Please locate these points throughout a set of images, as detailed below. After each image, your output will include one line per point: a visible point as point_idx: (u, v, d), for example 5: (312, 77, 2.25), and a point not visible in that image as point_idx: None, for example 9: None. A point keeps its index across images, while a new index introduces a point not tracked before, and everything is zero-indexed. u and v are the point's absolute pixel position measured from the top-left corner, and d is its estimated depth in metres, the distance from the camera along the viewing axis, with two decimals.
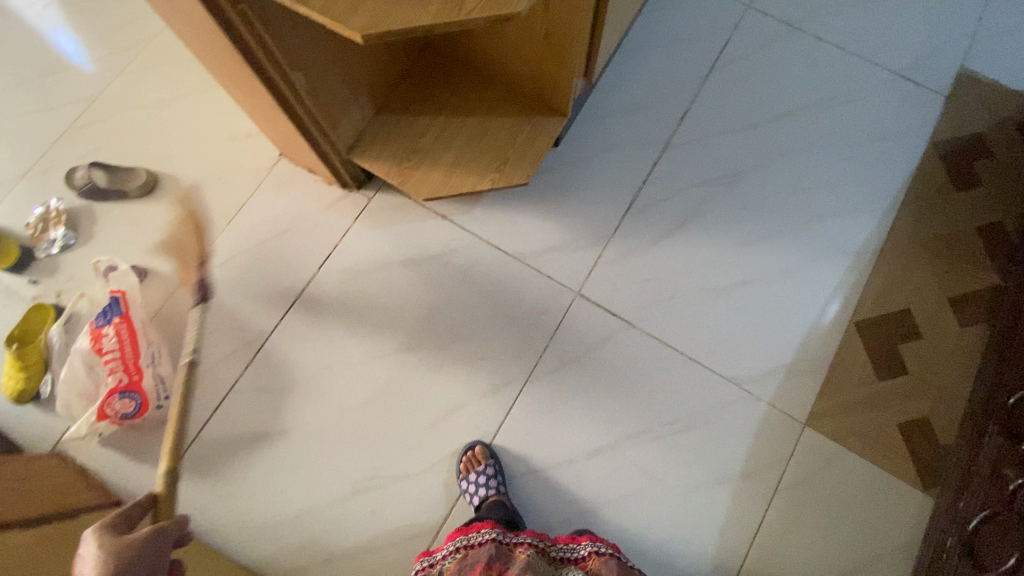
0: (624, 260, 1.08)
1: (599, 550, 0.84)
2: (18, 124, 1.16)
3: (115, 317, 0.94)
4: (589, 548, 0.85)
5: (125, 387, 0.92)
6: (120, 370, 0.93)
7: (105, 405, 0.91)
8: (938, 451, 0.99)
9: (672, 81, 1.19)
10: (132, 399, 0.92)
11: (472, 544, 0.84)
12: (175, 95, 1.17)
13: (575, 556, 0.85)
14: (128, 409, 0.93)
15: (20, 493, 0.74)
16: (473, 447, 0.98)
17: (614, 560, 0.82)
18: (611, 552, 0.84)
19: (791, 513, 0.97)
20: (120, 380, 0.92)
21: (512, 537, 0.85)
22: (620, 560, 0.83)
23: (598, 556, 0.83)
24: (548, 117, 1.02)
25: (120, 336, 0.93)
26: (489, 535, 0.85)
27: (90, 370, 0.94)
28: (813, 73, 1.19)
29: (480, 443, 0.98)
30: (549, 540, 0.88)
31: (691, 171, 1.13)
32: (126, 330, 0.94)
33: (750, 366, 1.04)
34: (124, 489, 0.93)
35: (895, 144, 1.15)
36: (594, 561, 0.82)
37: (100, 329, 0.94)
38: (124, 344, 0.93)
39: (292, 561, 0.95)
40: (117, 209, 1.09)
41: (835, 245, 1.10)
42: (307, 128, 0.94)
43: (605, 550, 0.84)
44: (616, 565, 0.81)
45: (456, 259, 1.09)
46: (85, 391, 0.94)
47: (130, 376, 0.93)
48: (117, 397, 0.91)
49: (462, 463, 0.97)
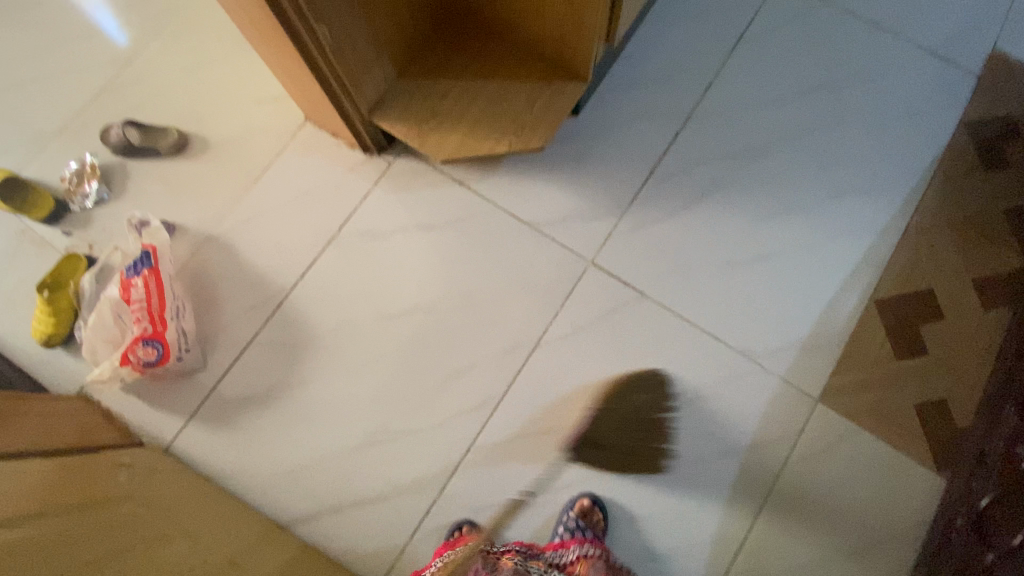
0: (641, 229, 1.04)
1: (586, 553, 0.85)
2: (54, 82, 1.19)
3: (144, 269, 0.97)
4: (579, 551, 0.86)
5: (150, 336, 0.94)
6: (146, 320, 0.95)
7: (129, 351, 0.94)
8: (953, 435, 0.94)
9: (704, 47, 1.12)
10: (155, 347, 0.95)
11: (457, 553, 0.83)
12: (203, 59, 1.17)
13: (564, 561, 0.86)
14: (150, 357, 0.94)
15: (43, 428, 0.78)
16: (460, 526, 0.92)
17: (602, 561, 0.85)
18: (598, 553, 0.86)
19: (799, 493, 0.93)
20: (145, 329, 0.95)
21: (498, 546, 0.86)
22: (607, 561, 0.86)
23: (584, 560, 0.85)
24: (572, 81, 0.97)
25: (148, 288, 0.96)
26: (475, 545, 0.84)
27: (117, 318, 0.98)
28: (847, 44, 1.12)
29: (467, 522, 0.93)
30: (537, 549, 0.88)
31: (718, 141, 1.07)
32: (154, 283, 0.97)
33: (767, 344, 0.99)
34: (145, 428, 0.99)
35: (927, 120, 1.08)
36: (581, 565, 0.84)
37: (129, 280, 0.97)
38: (150, 296, 0.96)
39: (297, 510, 0.95)
40: (147, 166, 1.12)
41: (863, 223, 1.03)
42: (329, 85, 0.90)
43: (595, 551, 0.86)
44: (602, 566, 0.85)
45: (471, 223, 1.06)
46: (112, 338, 0.98)
47: (155, 326, 0.95)
48: (141, 344, 0.94)
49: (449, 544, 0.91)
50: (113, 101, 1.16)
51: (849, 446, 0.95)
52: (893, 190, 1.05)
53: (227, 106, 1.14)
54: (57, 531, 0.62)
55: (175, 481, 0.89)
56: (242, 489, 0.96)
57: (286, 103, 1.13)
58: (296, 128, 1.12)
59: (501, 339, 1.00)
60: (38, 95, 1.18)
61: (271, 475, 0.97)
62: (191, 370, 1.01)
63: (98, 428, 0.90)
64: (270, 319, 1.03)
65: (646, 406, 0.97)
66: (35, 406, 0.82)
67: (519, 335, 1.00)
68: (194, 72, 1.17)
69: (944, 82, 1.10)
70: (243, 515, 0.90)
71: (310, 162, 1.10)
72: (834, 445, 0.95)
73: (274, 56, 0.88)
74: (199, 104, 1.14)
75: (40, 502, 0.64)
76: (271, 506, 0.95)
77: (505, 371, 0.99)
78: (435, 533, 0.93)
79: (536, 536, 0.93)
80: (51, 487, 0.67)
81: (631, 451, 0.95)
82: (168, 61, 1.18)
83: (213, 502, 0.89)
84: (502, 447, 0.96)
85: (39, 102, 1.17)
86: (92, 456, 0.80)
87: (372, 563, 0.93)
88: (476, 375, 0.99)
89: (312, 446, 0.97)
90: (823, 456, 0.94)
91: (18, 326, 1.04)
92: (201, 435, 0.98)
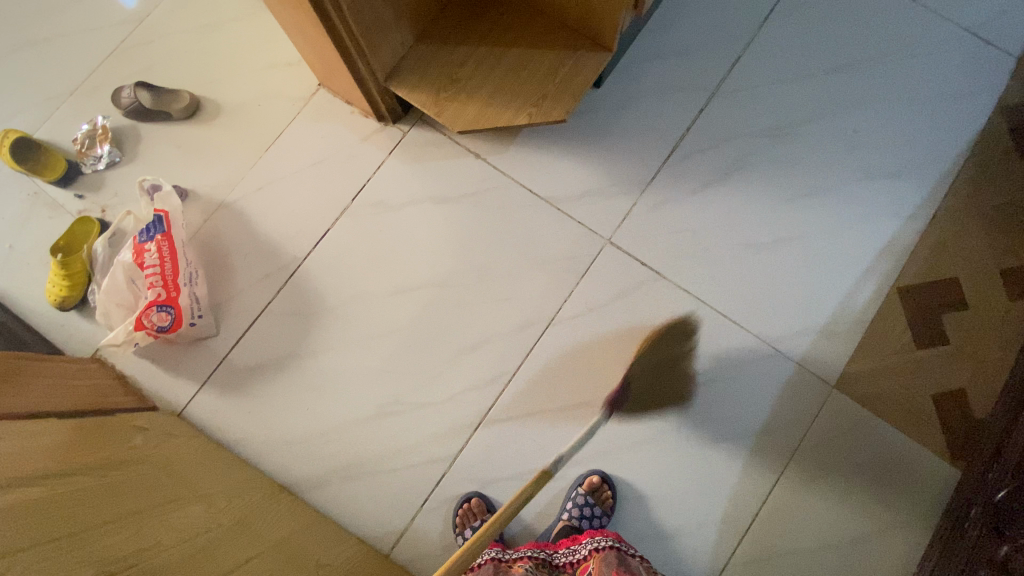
0: (660, 208, 1.01)
1: (599, 546, 0.83)
2: (65, 42, 1.16)
3: (157, 234, 0.96)
4: (591, 545, 0.84)
5: (163, 302, 0.94)
6: (159, 286, 0.94)
7: (142, 316, 0.93)
8: (971, 424, 0.93)
9: (734, 19, 1.08)
10: (168, 313, 0.94)
11: (473, 566, 0.84)
12: (216, 21, 1.14)
13: (579, 556, 0.84)
14: (164, 322, 0.94)
15: (61, 391, 0.79)
16: (470, 499, 0.93)
17: (614, 551, 0.81)
18: (611, 545, 0.82)
19: (809, 477, 0.93)
20: (159, 295, 0.94)
21: (511, 553, 0.86)
22: (621, 552, 0.81)
23: (597, 552, 0.82)
24: (596, 51, 0.93)
25: (162, 253, 0.96)
26: (489, 555, 0.85)
27: (130, 282, 0.97)
28: (883, 21, 1.07)
29: (476, 495, 0.93)
30: (553, 548, 0.88)
31: (744, 119, 1.04)
32: (168, 249, 0.96)
33: (785, 328, 0.97)
34: (159, 393, 1.00)
35: (963, 104, 1.04)
36: (593, 558, 0.81)
37: (142, 245, 0.96)
38: (164, 262, 0.95)
39: (308, 478, 0.96)
40: (158, 130, 1.10)
41: (890, 208, 1.00)
42: (346, 49, 0.87)
43: (607, 542, 0.83)
44: (615, 556, 0.80)
45: (487, 198, 1.04)
46: (126, 303, 0.98)
47: (168, 292, 0.95)
48: (154, 310, 0.94)
49: (458, 517, 0.92)
50: (124, 62, 1.14)
51: (862, 432, 0.94)
52: (924, 174, 1.01)
53: (239, 69, 1.11)
54: (67, 492, 0.61)
55: (189, 445, 0.89)
56: (255, 455, 0.97)
57: (300, 68, 1.10)
58: (310, 94, 1.09)
59: (514, 315, 0.99)
60: (49, 54, 1.16)
61: (283, 442, 0.97)
62: (203, 337, 1.01)
63: (113, 392, 0.91)
64: (283, 288, 1.02)
65: (355, 292, 1.02)
66: (50, 367, 0.82)
67: (530, 311, 0.99)
68: (206, 33, 1.14)
69: (985, 61, 1.05)
70: (256, 481, 0.91)
71: (324, 130, 1.07)
72: (848, 431, 0.94)
73: (289, 17, 0.84)
74: (212, 68, 1.12)
75: (61, 462, 0.65)
76: (283, 473, 0.96)
77: (516, 348, 0.98)
78: (445, 504, 0.94)
79: (545, 511, 0.94)
80: (62, 450, 0.67)
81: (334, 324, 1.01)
82: (179, 21, 1.15)
83: (226, 467, 0.90)
84: (513, 423, 0.96)
85: (48, 62, 1.15)
86: (105, 418, 0.81)
87: (382, 530, 0.94)
88: (489, 351, 0.98)
89: (323, 416, 0.98)
90: (837, 442, 0.94)
91: (32, 288, 1.05)
92: (214, 401, 0.99)
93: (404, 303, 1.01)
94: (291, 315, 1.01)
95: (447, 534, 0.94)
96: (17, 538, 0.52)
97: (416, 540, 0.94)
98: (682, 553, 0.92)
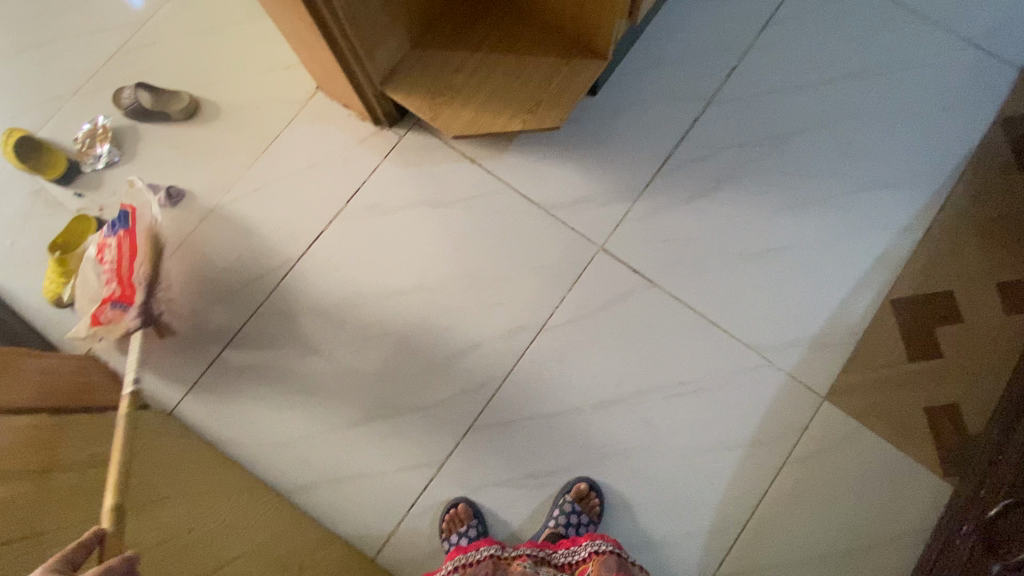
0: (654, 215, 1.01)
1: (599, 550, 0.82)
2: (68, 43, 1.17)
3: (120, 230, 0.95)
4: (591, 548, 0.83)
5: (117, 299, 0.94)
6: (115, 283, 0.94)
7: (98, 311, 0.94)
8: (964, 438, 0.92)
9: (731, 28, 1.08)
10: (121, 310, 0.94)
11: (471, 563, 0.81)
12: (216, 24, 1.15)
13: (578, 558, 0.83)
14: (118, 319, 0.95)
15: (53, 388, 0.80)
16: (457, 504, 0.93)
17: (615, 556, 0.81)
18: (611, 550, 0.82)
19: (798, 488, 0.92)
20: (113, 291, 0.94)
21: (509, 551, 0.84)
22: (620, 557, 0.82)
23: (597, 556, 0.81)
24: (592, 59, 0.94)
25: (119, 249, 0.95)
26: (489, 552, 0.83)
27: (96, 277, 0.96)
28: (881, 33, 1.07)
29: (463, 501, 0.93)
30: (551, 547, 0.86)
31: (740, 128, 1.04)
32: (127, 245, 0.95)
33: (776, 338, 0.97)
34: (151, 391, 1.00)
35: (959, 116, 1.03)
36: (594, 562, 0.81)
37: (106, 240, 0.96)
38: (120, 258, 0.94)
39: (296, 478, 0.96)
40: (157, 131, 1.11)
41: (885, 219, 1.00)
42: (342, 53, 0.87)
43: (608, 547, 0.83)
44: (615, 562, 0.80)
45: (480, 203, 1.04)
46: (94, 298, 0.97)
47: (123, 289, 0.94)
48: (109, 306, 0.94)
49: (445, 522, 0.92)
50: (126, 64, 1.15)
51: (853, 445, 0.93)
52: (921, 185, 1.01)
53: (239, 72, 1.12)
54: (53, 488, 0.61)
55: (178, 444, 0.89)
56: (245, 454, 0.97)
57: (298, 71, 1.11)
58: (307, 97, 1.10)
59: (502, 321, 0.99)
60: (52, 55, 1.17)
61: (271, 444, 0.98)
62: (197, 337, 1.02)
63: (105, 389, 0.91)
64: (278, 288, 1.03)
65: (347, 293, 1.02)
66: (42, 363, 0.83)
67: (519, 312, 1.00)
68: (207, 37, 1.15)
69: (982, 75, 1.04)
70: (243, 480, 0.91)
71: (321, 133, 1.08)
72: (839, 444, 0.93)
73: (286, 20, 0.85)
74: (211, 71, 1.13)
75: (50, 458, 0.65)
76: (271, 472, 0.97)
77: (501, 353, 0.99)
78: (432, 508, 0.94)
79: (532, 517, 0.94)
80: (54, 444, 0.67)
81: (327, 326, 1.01)
82: (180, 24, 1.16)
83: (213, 465, 0.90)
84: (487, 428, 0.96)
85: (50, 62, 1.17)
86: (95, 416, 0.81)
87: (368, 532, 0.94)
88: (479, 355, 0.98)
89: (313, 417, 0.98)
90: (828, 453, 0.93)
91: (29, 285, 1.06)
92: (205, 401, 1.00)
93: (395, 307, 1.01)
94: (282, 315, 1.02)
95: (433, 537, 0.94)
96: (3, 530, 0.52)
97: (403, 543, 0.94)
98: (670, 563, 0.91)
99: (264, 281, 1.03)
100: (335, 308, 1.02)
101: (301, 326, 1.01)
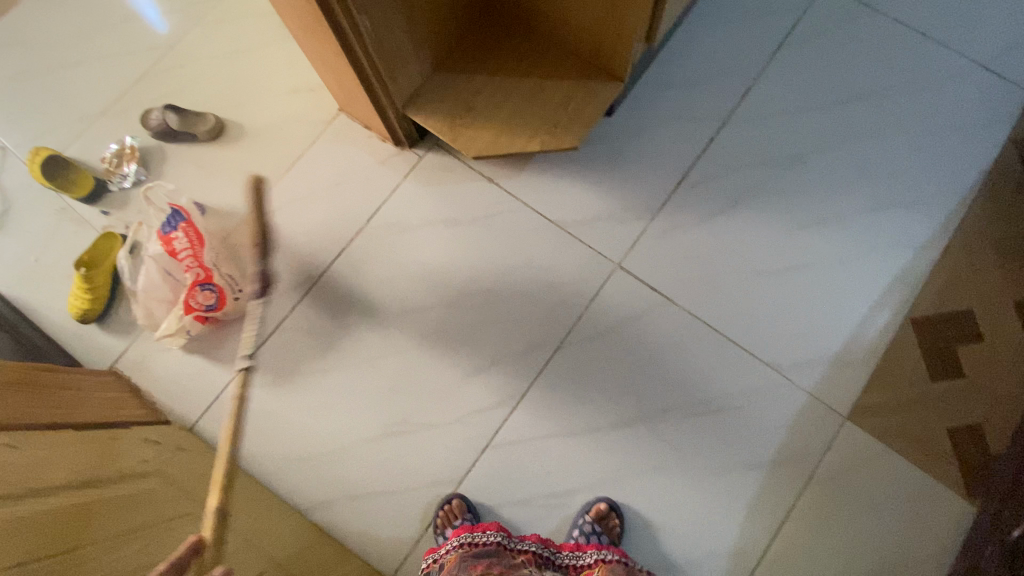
0: (671, 233, 1.02)
1: (605, 558, 0.85)
2: (100, 66, 1.21)
3: (181, 223, 0.98)
4: (596, 555, 0.85)
5: (204, 280, 0.97)
6: (196, 267, 0.97)
7: (189, 298, 0.96)
8: (989, 459, 0.91)
9: (744, 51, 1.10)
10: (211, 290, 0.98)
11: (478, 542, 0.84)
12: (242, 48, 1.19)
13: (583, 563, 0.86)
14: (210, 300, 0.98)
15: (78, 402, 0.81)
16: (450, 500, 0.93)
17: (621, 565, 0.84)
18: (616, 559, 0.85)
19: (820, 508, 0.91)
20: (198, 275, 0.97)
21: (517, 542, 0.87)
22: (626, 566, 0.85)
23: (603, 564, 0.84)
24: (608, 81, 0.96)
25: (189, 239, 0.98)
26: (495, 538, 0.85)
27: (167, 275, 1.00)
28: (891, 56, 1.09)
29: (457, 496, 0.93)
30: (556, 548, 0.89)
31: (755, 148, 1.05)
32: (193, 234, 0.98)
33: (795, 357, 0.97)
34: (170, 407, 1.01)
35: (972, 137, 1.04)
36: (599, 568, 0.84)
37: (168, 236, 0.98)
38: (194, 245, 0.98)
39: (314, 496, 0.96)
40: (183, 150, 1.14)
41: (901, 237, 1.00)
42: (366, 76, 0.90)
43: (613, 556, 0.85)
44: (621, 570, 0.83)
45: (498, 221, 1.05)
46: (165, 298, 1.01)
47: (206, 270, 0.97)
48: (198, 289, 0.97)
49: (439, 518, 0.92)
50: (154, 86, 1.19)
51: (875, 465, 0.92)
52: (937, 204, 1.01)
53: (263, 94, 1.15)
54: (74, 505, 0.60)
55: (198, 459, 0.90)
56: (262, 472, 0.97)
57: (321, 93, 1.14)
58: (329, 118, 1.13)
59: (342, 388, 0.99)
60: (83, 78, 1.21)
61: (288, 460, 0.98)
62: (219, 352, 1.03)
63: (127, 404, 0.92)
64: (298, 305, 1.04)
65: (365, 311, 1.03)
66: (67, 377, 0.84)
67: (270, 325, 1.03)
68: (234, 60, 1.18)
69: (993, 96, 1.06)
70: (260, 496, 0.91)
71: (342, 153, 1.11)
72: (861, 465, 0.92)
73: (311, 45, 0.88)
74: (237, 93, 1.16)
75: (86, 474, 0.67)
76: (289, 489, 0.97)
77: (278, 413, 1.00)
78: None
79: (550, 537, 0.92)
80: (89, 460, 0.69)
81: (346, 342, 1.02)
82: (208, 48, 1.20)
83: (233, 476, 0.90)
84: (505, 445, 0.96)
85: (81, 84, 1.20)
86: (118, 429, 0.82)
87: (387, 551, 0.94)
88: (497, 372, 0.99)
89: (332, 432, 0.98)
90: (850, 474, 0.92)
91: (55, 300, 1.07)
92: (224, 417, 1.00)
93: (414, 323, 1.02)
94: (303, 333, 1.03)
95: None
96: (47, 543, 0.54)
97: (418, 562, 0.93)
98: None
99: (284, 298, 1.04)
100: (354, 322, 1.03)
101: (321, 341, 1.02)
